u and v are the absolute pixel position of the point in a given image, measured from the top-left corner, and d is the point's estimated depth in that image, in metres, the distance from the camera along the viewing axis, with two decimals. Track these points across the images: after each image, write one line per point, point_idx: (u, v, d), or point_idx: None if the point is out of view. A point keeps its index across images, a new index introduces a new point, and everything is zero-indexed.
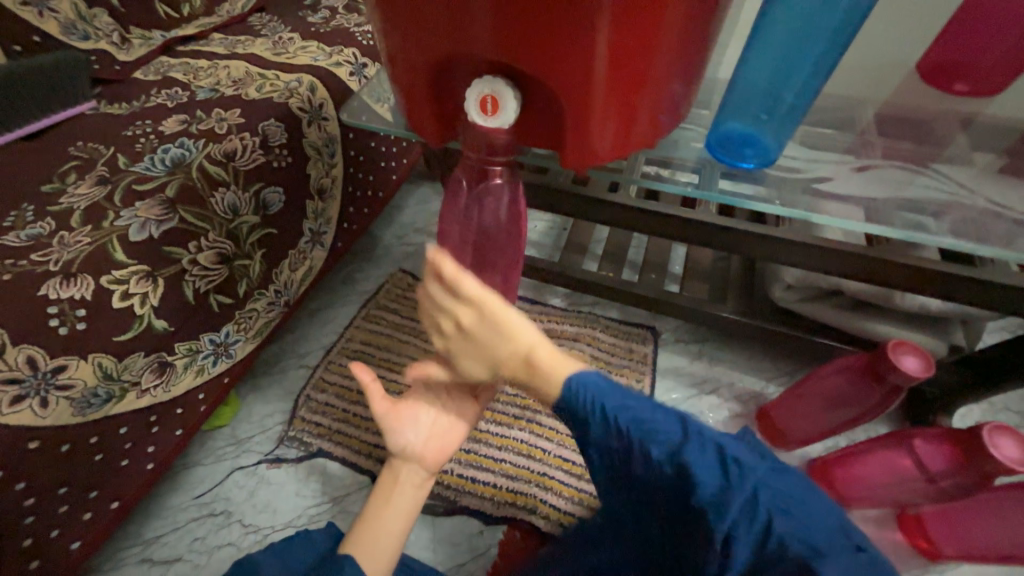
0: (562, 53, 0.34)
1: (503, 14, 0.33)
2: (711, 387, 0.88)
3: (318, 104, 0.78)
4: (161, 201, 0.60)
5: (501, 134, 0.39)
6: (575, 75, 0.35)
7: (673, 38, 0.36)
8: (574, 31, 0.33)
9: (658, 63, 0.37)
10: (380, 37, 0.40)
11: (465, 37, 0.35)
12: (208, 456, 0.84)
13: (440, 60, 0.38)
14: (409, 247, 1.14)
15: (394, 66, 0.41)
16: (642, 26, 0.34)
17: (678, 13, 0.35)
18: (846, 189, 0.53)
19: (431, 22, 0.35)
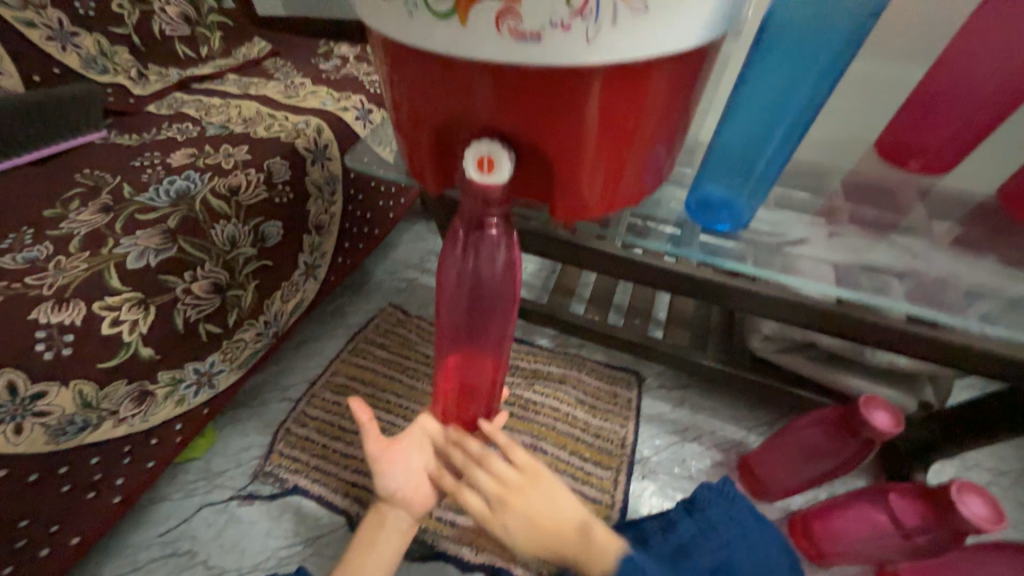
0: (554, 119, 0.38)
1: (502, 85, 0.37)
2: (694, 434, 0.89)
3: (323, 145, 0.81)
4: (162, 230, 0.61)
5: (498, 191, 0.42)
6: (567, 138, 0.39)
7: (657, 109, 0.40)
8: (566, 101, 0.36)
9: (644, 130, 0.41)
10: (391, 97, 0.44)
11: (468, 102, 0.39)
12: (178, 490, 0.81)
13: (444, 120, 0.42)
14: (401, 282, 1.16)
15: (402, 122, 0.45)
16: (628, 98, 0.37)
17: (661, 88, 0.38)
18: (815, 252, 0.57)
19: (437, 88, 0.39)
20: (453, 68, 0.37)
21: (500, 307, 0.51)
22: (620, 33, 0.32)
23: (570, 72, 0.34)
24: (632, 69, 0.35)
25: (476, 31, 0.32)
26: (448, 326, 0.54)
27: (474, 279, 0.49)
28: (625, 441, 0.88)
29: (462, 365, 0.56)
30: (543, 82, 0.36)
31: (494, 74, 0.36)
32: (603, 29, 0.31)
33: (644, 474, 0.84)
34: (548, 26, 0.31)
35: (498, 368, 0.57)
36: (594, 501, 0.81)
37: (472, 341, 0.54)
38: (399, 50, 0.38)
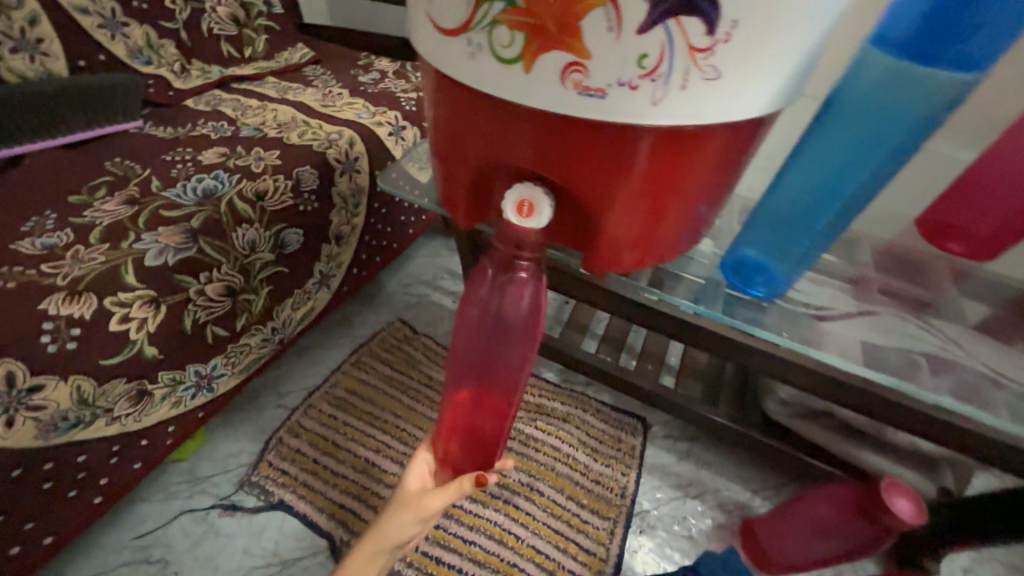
0: (600, 172, 0.36)
1: (549, 133, 0.35)
2: (696, 491, 0.85)
3: (354, 157, 0.81)
4: (185, 229, 0.60)
5: (533, 235, 0.41)
6: (610, 192, 0.38)
7: (705, 173, 0.38)
8: (613, 157, 0.35)
9: (688, 194, 0.40)
10: (432, 130, 0.43)
11: (511, 146, 0.38)
12: (159, 492, 0.79)
13: (483, 161, 0.41)
14: (411, 297, 1.14)
15: (440, 156, 0.44)
16: (678, 160, 0.36)
17: (713, 153, 0.37)
18: (849, 328, 0.55)
19: (481, 128, 0.38)
20: (501, 112, 0.36)
21: (519, 348, 0.48)
22: (685, 97, 0.31)
23: (624, 129, 0.33)
24: (686, 133, 0.34)
25: (539, 81, 0.31)
26: (462, 363, 0.50)
27: (496, 316, 0.47)
28: (625, 491, 0.85)
29: (468, 407, 0.51)
30: (592, 135, 0.34)
31: (542, 122, 0.35)
32: (670, 92, 0.30)
33: (642, 529, 0.81)
34: (615, 83, 0.30)
35: (507, 415, 0.52)
36: (587, 552, 0.77)
37: (484, 381, 0.50)
38: (447, 86, 0.37)
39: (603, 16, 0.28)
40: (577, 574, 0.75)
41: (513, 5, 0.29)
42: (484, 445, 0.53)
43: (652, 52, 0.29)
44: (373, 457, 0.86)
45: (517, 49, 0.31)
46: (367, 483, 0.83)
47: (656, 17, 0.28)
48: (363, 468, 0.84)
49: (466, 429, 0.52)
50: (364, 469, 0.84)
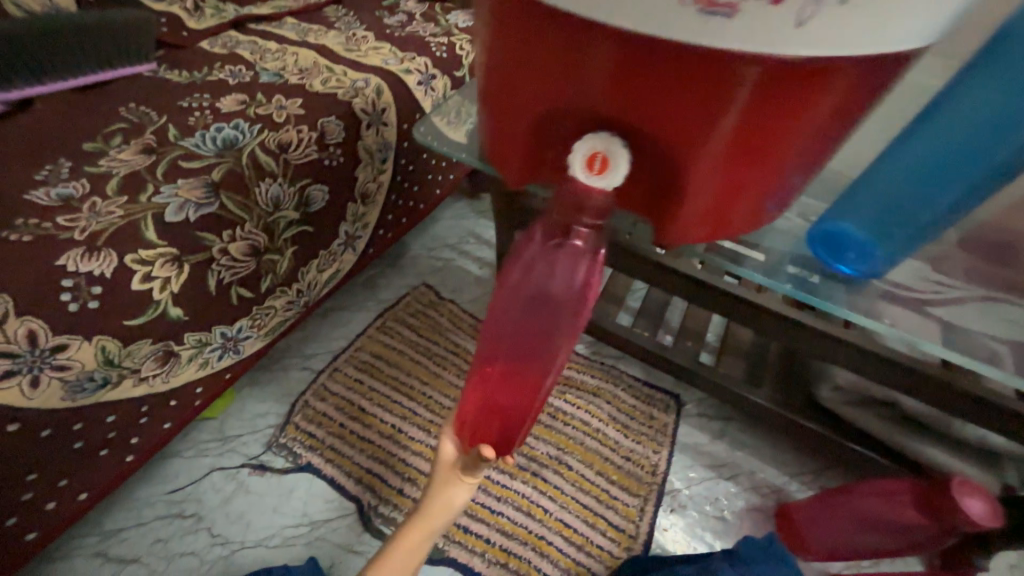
0: (689, 118, 0.31)
1: (630, 67, 0.30)
2: (730, 473, 0.82)
3: (381, 109, 0.74)
4: (206, 182, 0.56)
5: (600, 198, 0.36)
6: (696, 144, 0.32)
7: (814, 131, 0.32)
8: (708, 100, 0.29)
9: (787, 155, 0.33)
10: (483, 72, 0.37)
11: (581, 84, 0.32)
12: (189, 449, 0.79)
13: (543, 106, 0.35)
14: (436, 261, 1.10)
15: (490, 103, 0.39)
16: (786, 110, 0.30)
17: (828, 107, 0.30)
18: (960, 316, 0.46)
19: (546, 63, 0.32)
20: (574, 40, 0.30)
21: (561, 325, 0.42)
22: (836, 16, 0.24)
23: (729, 62, 0.27)
24: (806, 73, 0.28)
25: None
26: (494, 332, 0.44)
27: (541, 284, 0.41)
28: (656, 469, 0.82)
29: (493, 381, 0.45)
30: (687, 69, 0.29)
31: (624, 53, 0.29)
32: (822, 6, 0.24)
33: (673, 508, 0.79)
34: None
35: (535, 399, 0.46)
36: (617, 529, 0.76)
37: (515, 356, 0.44)
38: (510, 11, 0.32)
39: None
40: (605, 549, 0.74)
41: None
42: (503, 428, 0.47)
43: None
44: (399, 423, 0.85)
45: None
46: (393, 449, 0.82)
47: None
48: (390, 435, 0.83)
49: (486, 406, 0.46)
50: (390, 435, 0.83)
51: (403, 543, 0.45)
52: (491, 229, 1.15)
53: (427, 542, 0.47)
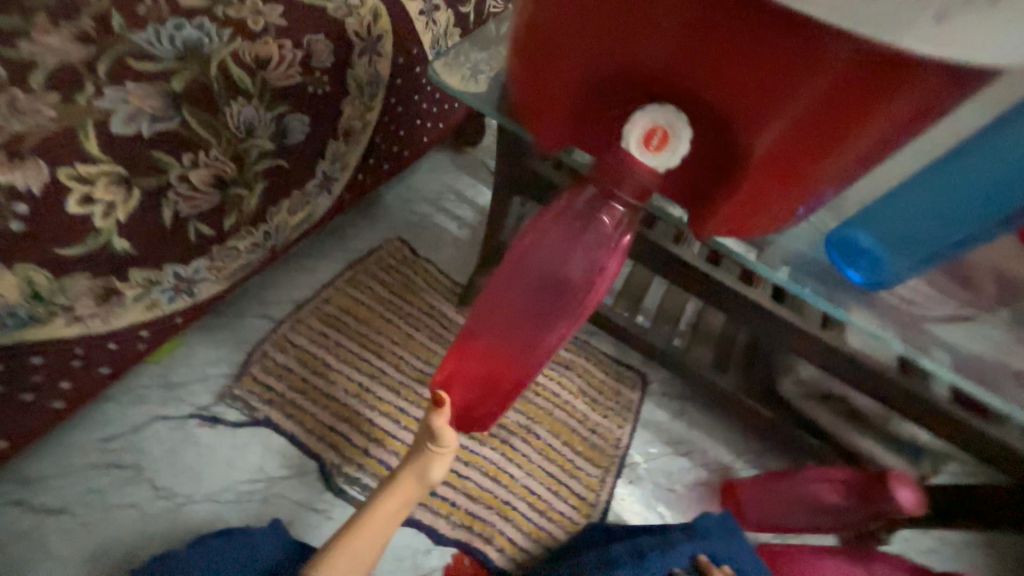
0: (753, 97, 0.29)
1: (708, 24, 0.27)
2: (685, 450, 0.86)
3: (377, 35, 0.65)
4: (164, 92, 0.46)
5: (649, 180, 0.32)
6: (753, 127, 0.30)
7: (875, 140, 0.30)
8: (779, 78, 0.28)
9: (840, 161, 0.31)
10: (527, 21, 0.34)
11: (645, 41, 0.30)
12: (127, 395, 0.72)
13: (596, 61, 0.32)
14: (412, 214, 1.01)
15: (530, 53, 0.35)
16: (856, 107, 0.28)
17: (898, 116, 0.28)
18: (952, 335, 0.47)
19: (611, 10, 0.30)
20: None
21: (565, 311, 0.38)
22: (977, 18, 0.23)
23: (816, 38, 0.26)
24: (894, 66, 0.26)
25: None
26: (489, 304, 0.40)
27: (552, 262, 0.37)
28: (619, 443, 0.85)
29: (477, 355, 0.41)
30: (766, 40, 0.27)
31: (701, 11, 0.27)
32: (971, 2, 0.22)
33: (631, 479, 0.83)
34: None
35: (518, 379, 0.42)
36: (578, 497, 0.80)
37: (507, 335, 0.40)
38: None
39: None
40: (566, 516, 0.78)
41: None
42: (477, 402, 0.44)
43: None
44: (366, 382, 0.81)
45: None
46: (359, 408, 0.78)
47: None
48: (356, 394, 0.79)
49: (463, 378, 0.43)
50: (356, 394, 0.79)
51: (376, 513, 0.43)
52: (474, 187, 1.07)
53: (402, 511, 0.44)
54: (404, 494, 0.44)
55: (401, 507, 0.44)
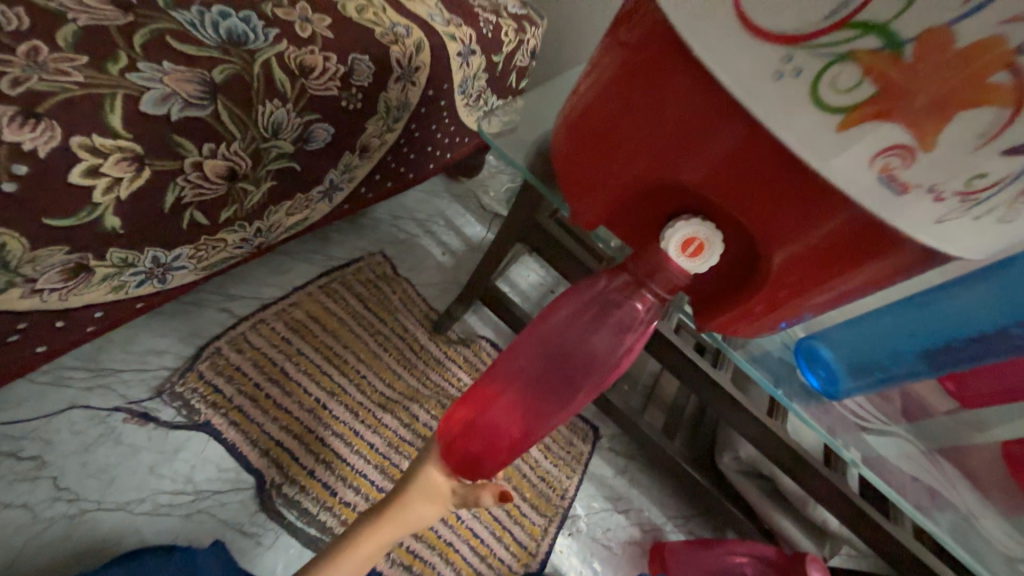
0: (770, 229, 0.32)
1: (747, 162, 0.30)
2: (623, 507, 0.89)
3: (415, 66, 0.65)
4: (203, 80, 0.45)
5: (677, 276, 0.37)
6: (766, 248, 0.33)
7: (858, 285, 0.34)
8: (792, 223, 0.31)
9: (827, 294, 0.35)
10: (583, 105, 0.36)
11: (687, 154, 0.32)
12: (46, 375, 0.64)
13: (638, 163, 0.34)
14: (398, 232, 0.99)
15: (578, 134, 0.37)
16: (850, 257, 0.31)
17: (882, 270, 0.32)
18: (881, 446, 0.53)
19: (663, 125, 0.32)
20: (706, 118, 0.30)
21: (584, 383, 0.40)
22: (966, 227, 0.28)
23: (832, 200, 0.29)
24: (884, 239, 0.30)
25: (842, 143, 0.27)
26: (514, 364, 0.41)
27: (585, 335, 0.40)
28: (565, 493, 0.87)
29: (489, 414, 0.40)
30: (789, 189, 0.30)
31: (745, 143, 0.30)
32: (961, 217, 0.27)
33: (571, 532, 0.84)
34: (924, 187, 0.27)
35: (522, 447, 0.41)
36: (520, 545, 0.80)
37: (525, 397, 0.40)
38: (652, 59, 0.31)
39: (985, 120, 0.23)
40: (505, 563, 0.78)
41: (891, 49, 0.24)
42: (476, 465, 0.41)
43: (992, 176, 0.25)
44: (324, 398, 0.76)
45: (852, 101, 0.25)
46: (311, 425, 0.74)
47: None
48: (312, 410, 0.75)
49: (468, 436, 0.40)
50: (311, 409, 0.75)
51: (355, 548, 0.42)
52: (464, 217, 1.07)
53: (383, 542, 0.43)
54: (387, 533, 0.42)
55: (381, 544, 0.42)
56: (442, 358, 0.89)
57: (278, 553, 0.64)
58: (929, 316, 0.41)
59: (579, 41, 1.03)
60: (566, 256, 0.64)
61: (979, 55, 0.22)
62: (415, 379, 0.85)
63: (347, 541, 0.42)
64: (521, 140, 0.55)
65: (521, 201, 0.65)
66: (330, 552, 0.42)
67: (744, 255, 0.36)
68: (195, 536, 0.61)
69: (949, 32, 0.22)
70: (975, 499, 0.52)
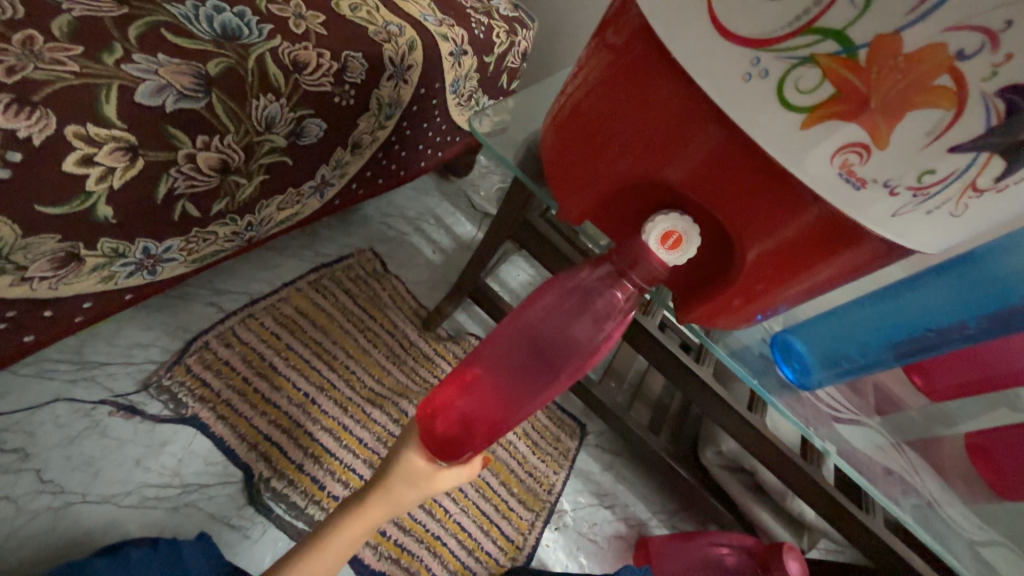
0: (745, 224, 0.34)
1: (723, 160, 0.32)
2: (610, 502, 0.90)
3: (408, 65, 0.67)
4: (198, 73, 0.46)
5: (658, 268, 0.38)
6: (741, 244, 0.35)
7: (826, 278, 0.35)
8: (765, 219, 0.33)
9: (797, 287, 0.36)
10: (572, 104, 0.37)
11: (667, 151, 0.34)
12: (30, 367, 0.64)
13: (622, 159, 0.36)
14: (388, 229, 1.00)
15: (566, 132, 0.38)
16: (819, 250, 0.33)
17: (848, 264, 0.34)
18: (854, 437, 0.55)
19: (646, 123, 0.34)
20: (687, 116, 0.32)
21: (563, 369, 0.42)
22: (919, 221, 0.30)
23: (801, 195, 0.31)
24: (850, 231, 0.32)
25: (806, 141, 0.29)
26: (495, 350, 0.43)
27: (565, 324, 0.41)
28: (552, 488, 0.88)
29: (469, 397, 0.43)
30: (761, 185, 0.32)
31: (721, 144, 0.31)
32: (915, 211, 0.29)
33: (557, 526, 0.85)
34: (880, 182, 0.29)
35: (501, 430, 0.44)
36: (507, 538, 0.81)
37: (505, 382, 0.42)
38: (636, 61, 0.33)
39: (930, 120, 0.26)
40: (492, 556, 0.79)
41: (847, 54, 0.26)
42: (455, 447, 0.44)
43: (940, 172, 0.27)
44: (313, 393, 0.77)
45: (813, 101, 0.28)
46: (300, 419, 0.74)
47: (977, 144, 0.26)
48: (300, 404, 0.75)
49: (449, 417, 0.43)
50: (300, 403, 0.75)
51: (337, 533, 0.44)
52: (454, 216, 1.09)
53: (368, 528, 0.45)
54: (370, 519, 0.44)
55: (364, 530, 0.45)
56: (432, 355, 0.90)
57: (266, 546, 0.64)
58: (892, 309, 0.43)
59: (568, 44, 1.06)
60: (554, 253, 0.66)
61: (923, 60, 0.25)
62: (404, 375, 0.85)
63: (330, 529, 0.44)
64: (510, 138, 0.56)
65: (510, 199, 0.66)
66: (314, 539, 0.44)
67: (720, 250, 0.37)
68: (181, 529, 0.61)
69: (897, 38, 0.25)
70: (938, 485, 0.54)
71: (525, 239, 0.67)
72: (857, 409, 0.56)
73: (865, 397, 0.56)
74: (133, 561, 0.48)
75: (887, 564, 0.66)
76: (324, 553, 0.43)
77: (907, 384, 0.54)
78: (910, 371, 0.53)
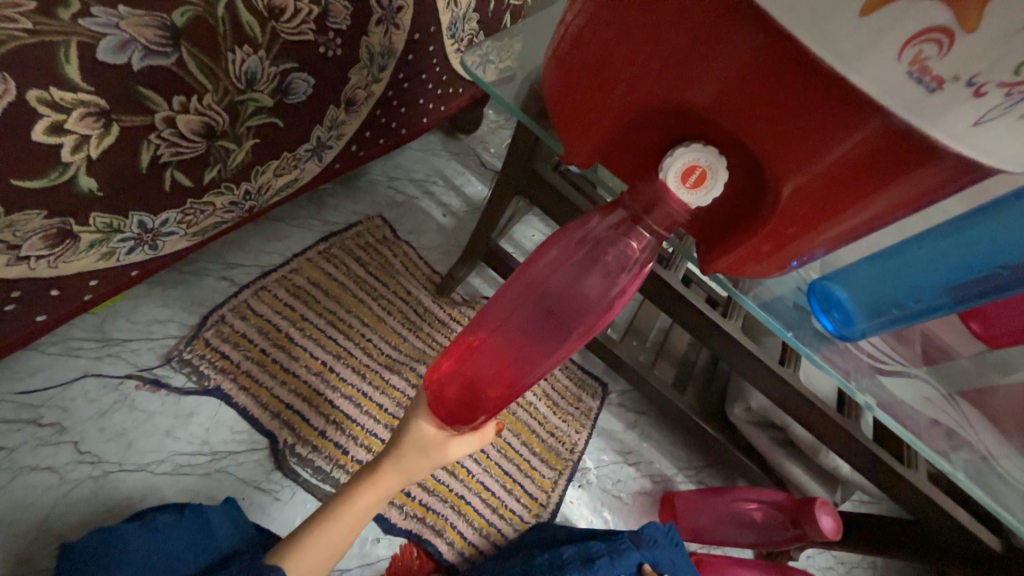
0: (784, 152, 0.28)
1: (756, 73, 0.27)
2: (633, 460, 0.89)
3: (398, 6, 0.60)
4: (162, 23, 0.41)
5: (679, 212, 0.34)
6: (775, 177, 0.30)
7: (878, 213, 0.30)
8: (807, 144, 0.28)
9: (842, 226, 0.31)
10: (573, 26, 0.32)
11: (691, 68, 0.28)
12: (58, 346, 0.66)
13: (638, 85, 0.31)
14: (396, 194, 0.97)
15: (566, 63, 0.33)
16: (871, 177, 0.28)
17: (906, 192, 0.29)
18: (899, 389, 0.50)
19: (665, 35, 0.28)
20: (713, 21, 0.26)
21: (574, 329, 0.39)
22: (1011, 129, 0.24)
23: (858, 104, 0.25)
24: (910, 150, 0.27)
25: (866, 35, 0.23)
26: (501, 311, 0.40)
27: (574, 280, 0.38)
28: (575, 447, 0.88)
29: (475, 362, 0.41)
30: (804, 98, 0.26)
31: (755, 53, 0.26)
32: (1007, 114, 0.24)
33: (581, 484, 0.85)
34: (963, 79, 0.23)
35: (511, 395, 0.42)
36: (530, 497, 0.82)
37: (512, 344, 0.40)
38: None
39: None
40: (516, 513, 0.80)
41: None
42: (465, 414, 0.42)
43: None
44: (330, 361, 0.77)
45: None
46: (320, 387, 0.74)
47: None
48: (319, 372, 0.75)
49: (457, 383, 0.41)
50: (318, 371, 0.76)
51: (352, 501, 0.44)
52: (464, 176, 1.04)
53: (385, 494, 0.45)
54: (384, 487, 0.45)
55: (378, 498, 0.45)
56: (447, 320, 0.88)
57: (296, 507, 0.67)
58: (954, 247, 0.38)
59: None
60: (568, 207, 0.61)
61: None
62: (420, 341, 0.84)
63: (345, 497, 0.45)
64: (513, 79, 0.50)
65: (517, 149, 0.61)
66: (330, 507, 0.44)
67: (751, 186, 0.32)
68: (214, 494, 0.64)
69: None
70: (993, 438, 0.49)
71: (537, 193, 0.63)
72: (903, 359, 0.51)
73: (912, 345, 0.51)
74: (162, 527, 0.50)
75: (930, 518, 0.63)
76: (339, 521, 0.44)
77: (961, 331, 0.49)
78: (967, 317, 0.47)
